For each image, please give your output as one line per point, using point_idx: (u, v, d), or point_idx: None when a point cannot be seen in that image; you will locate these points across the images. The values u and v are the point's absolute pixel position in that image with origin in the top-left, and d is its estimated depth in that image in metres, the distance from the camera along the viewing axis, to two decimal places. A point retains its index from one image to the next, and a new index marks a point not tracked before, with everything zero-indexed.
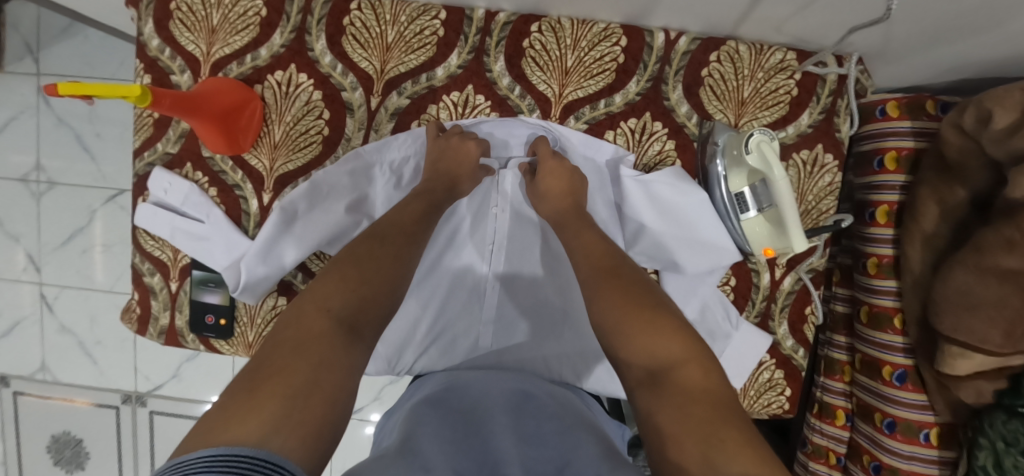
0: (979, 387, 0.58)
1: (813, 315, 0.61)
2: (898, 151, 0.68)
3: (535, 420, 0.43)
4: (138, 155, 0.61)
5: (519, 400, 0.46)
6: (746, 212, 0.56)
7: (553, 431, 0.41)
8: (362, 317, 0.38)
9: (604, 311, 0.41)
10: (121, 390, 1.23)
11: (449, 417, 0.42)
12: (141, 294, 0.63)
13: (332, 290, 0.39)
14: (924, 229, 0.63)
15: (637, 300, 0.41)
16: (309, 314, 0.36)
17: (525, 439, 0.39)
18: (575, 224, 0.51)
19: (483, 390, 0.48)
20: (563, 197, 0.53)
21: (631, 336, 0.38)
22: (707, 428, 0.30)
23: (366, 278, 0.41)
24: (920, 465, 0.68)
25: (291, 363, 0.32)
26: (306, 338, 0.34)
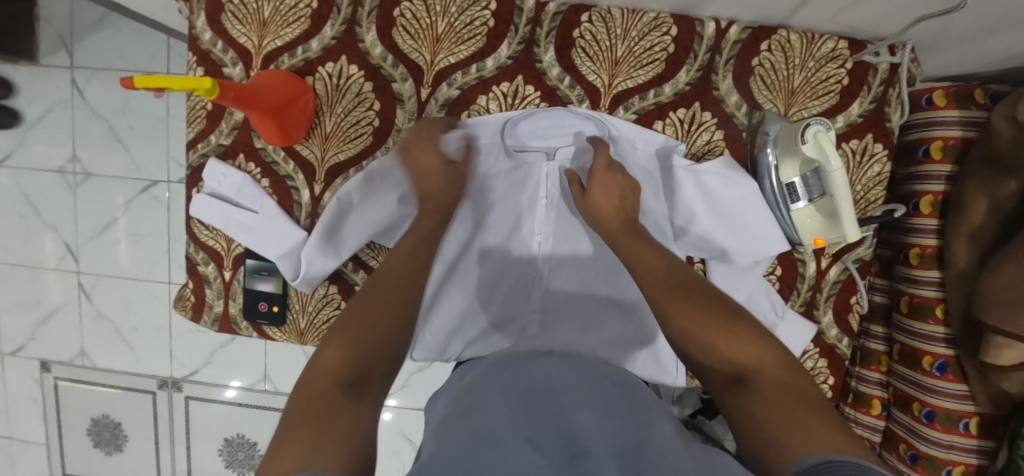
0: (1023, 379, 0.60)
1: (857, 304, 0.62)
2: (945, 141, 0.67)
3: (603, 394, 0.38)
4: (191, 147, 0.62)
5: (589, 375, 0.42)
6: (796, 202, 0.56)
7: (621, 409, 0.36)
8: (369, 372, 0.35)
9: (669, 313, 0.39)
10: (157, 375, 1.26)
11: (511, 390, 0.38)
12: (195, 282, 0.65)
13: (335, 347, 0.35)
14: (971, 222, 0.63)
15: (705, 302, 0.39)
16: (315, 379, 0.33)
17: (596, 409, 0.35)
18: (631, 241, 0.47)
19: (542, 365, 0.44)
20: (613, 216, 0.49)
21: (711, 343, 0.37)
22: (804, 429, 0.30)
23: (371, 319, 0.37)
24: (959, 454, 0.69)
25: (305, 431, 0.29)
26: (312, 404, 0.31)
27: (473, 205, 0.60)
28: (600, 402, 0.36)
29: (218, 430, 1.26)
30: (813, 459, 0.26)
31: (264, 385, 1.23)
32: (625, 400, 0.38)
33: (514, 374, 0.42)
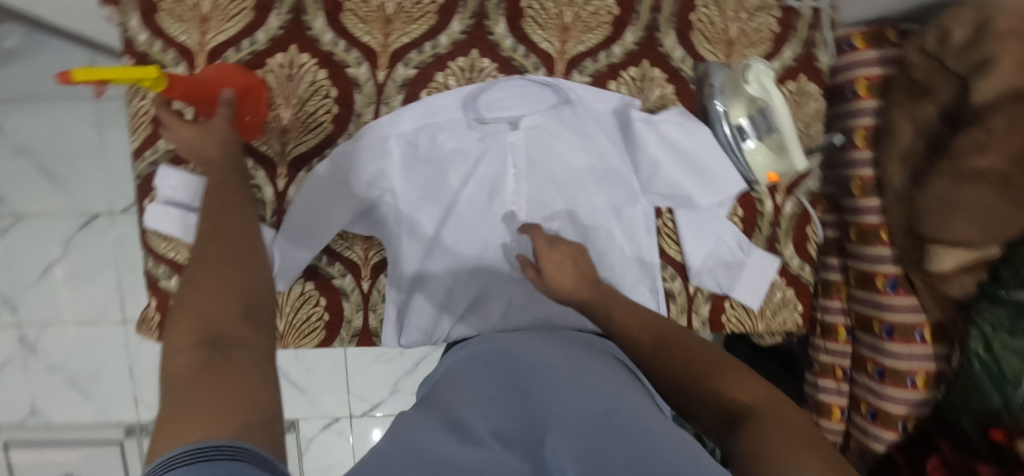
0: (962, 281, 0.69)
1: (813, 234, 0.66)
2: (869, 79, 0.74)
3: (573, 373, 0.41)
4: (137, 156, 0.58)
5: (553, 357, 0.45)
6: (747, 142, 0.59)
7: (588, 383, 0.39)
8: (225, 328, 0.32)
9: (660, 362, 0.42)
10: (122, 422, 1.19)
11: (502, 385, 0.41)
12: (158, 298, 0.61)
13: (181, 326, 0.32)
14: (901, 146, 0.70)
15: (705, 353, 0.41)
16: (176, 355, 0.30)
17: (567, 390, 0.37)
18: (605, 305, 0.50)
19: (532, 352, 0.47)
20: (576, 285, 0.51)
21: (699, 388, 0.39)
22: (783, 454, 0.30)
23: (211, 288, 0.34)
24: (919, 362, 0.75)
25: (192, 397, 0.28)
26: (186, 367, 0.29)
27: (442, 181, 0.60)
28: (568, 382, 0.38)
29: None
30: None
31: None
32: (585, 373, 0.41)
33: (500, 367, 0.45)
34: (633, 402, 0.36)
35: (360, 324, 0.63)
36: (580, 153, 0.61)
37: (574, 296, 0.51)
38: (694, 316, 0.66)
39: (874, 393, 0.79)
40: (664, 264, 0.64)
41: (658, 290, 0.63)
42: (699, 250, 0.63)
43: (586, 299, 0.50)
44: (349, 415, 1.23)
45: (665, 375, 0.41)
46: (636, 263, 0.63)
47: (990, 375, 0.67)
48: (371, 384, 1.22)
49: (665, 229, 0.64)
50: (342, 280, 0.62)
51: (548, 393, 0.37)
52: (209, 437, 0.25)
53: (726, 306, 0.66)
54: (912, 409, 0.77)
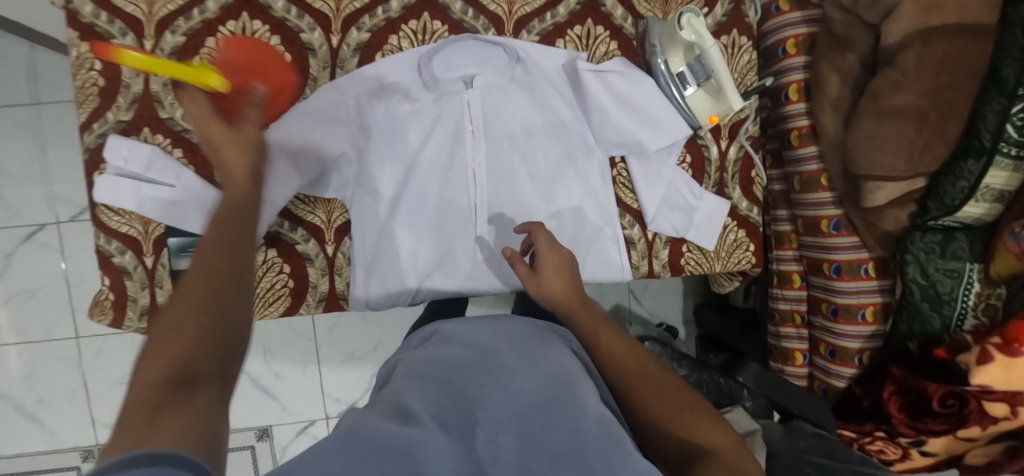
0: (896, 215, 0.74)
1: (758, 177, 0.71)
2: (796, 38, 0.79)
3: (522, 355, 0.44)
4: (85, 129, 0.57)
5: (503, 340, 0.47)
6: (688, 88, 0.63)
7: (534, 365, 0.42)
8: (200, 361, 0.28)
9: (638, 392, 0.47)
10: (79, 447, 1.13)
11: (445, 366, 0.43)
12: (111, 277, 0.59)
13: (149, 353, 0.27)
14: (831, 95, 0.75)
15: (678, 394, 0.47)
16: (137, 385, 0.26)
17: (503, 371, 0.41)
18: (593, 323, 0.53)
19: (478, 336, 0.49)
20: (566, 296, 0.55)
21: (669, 422, 0.44)
22: None
23: (189, 300, 0.29)
24: (867, 297, 0.81)
25: (146, 427, 0.24)
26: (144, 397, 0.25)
27: (401, 140, 0.61)
28: (505, 364, 0.42)
29: None
30: None
31: None
32: (527, 355, 0.44)
33: (459, 343, 0.48)
34: (574, 382, 0.39)
35: (326, 288, 0.62)
36: (533, 110, 0.64)
37: (558, 302, 0.55)
38: (655, 260, 0.69)
39: (830, 332, 0.85)
40: (623, 212, 0.67)
41: (620, 238, 0.66)
42: (656, 194, 0.66)
43: (566, 307, 0.55)
44: (325, 416, 1.21)
45: (641, 402, 0.46)
46: (597, 212, 0.66)
47: (928, 297, 0.72)
48: (346, 382, 1.20)
49: (620, 178, 0.66)
50: (305, 246, 0.61)
51: (501, 378, 0.40)
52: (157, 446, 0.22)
53: (683, 249, 0.69)
54: (866, 342, 0.83)
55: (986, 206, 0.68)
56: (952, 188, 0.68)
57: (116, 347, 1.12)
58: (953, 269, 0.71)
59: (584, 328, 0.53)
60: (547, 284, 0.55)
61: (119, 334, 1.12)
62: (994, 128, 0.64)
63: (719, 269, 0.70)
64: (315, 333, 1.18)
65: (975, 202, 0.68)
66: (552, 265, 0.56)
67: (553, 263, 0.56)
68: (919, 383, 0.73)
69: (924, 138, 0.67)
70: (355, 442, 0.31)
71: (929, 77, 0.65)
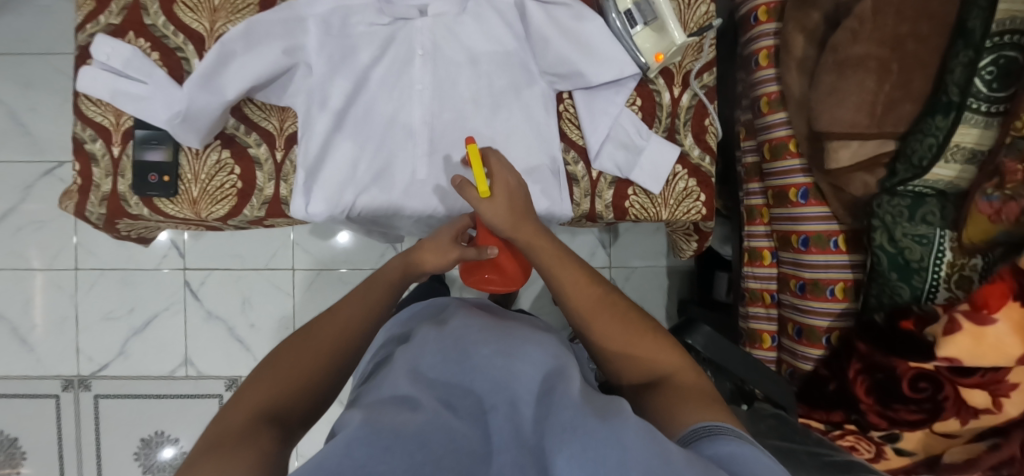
0: (864, 180, 0.70)
1: (711, 127, 0.70)
2: (768, 5, 0.80)
3: (517, 341, 0.46)
4: (80, 29, 0.64)
5: (497, 328, 0.49)
6: (635, 27, 0.64)
7: (529, 351, 0.44)
8: (285, 407, 0.41)
9: (599, 330, 0.50)
10: (61, 376, 1.20)
11: (442, 350, 0.45)
12: (81, 163, 0.64)
13: (254, 392, 0.42)
14: (796, 57, 0.75)
15: (636, 324, 0.51)
16: (234, 413, 0.40)
17: (506, 358, 0.42)
18: (547, 252, 0.54)
19: (473, 323, 0.50)
20: (511, 217, 0.54)
21: (632, 354, 0.49)
22: (685, 403, 0.42)
23: (292, 371, 0.44)
24: (837, 272, 0.77)
25: (227, 447, 0.34)
26: (230, 430, 0.37)
27: (352, 57, 0.64)
28: (501, 350, 0.43)
29: (132, 429, 1.21)
30: (700, 428, 0.37)
31: (186, 370, 1.22)
32: (519, 343, 0.45)
33: (447, 330, 0.49)
34: (568, 371, 0.42)
35: (271, 193, 0.65)
36: (484, 41, 0.66)
37: (511, 231, 0.55)
38: (597, 200, 0.68)
39: (798, 309, 0.81)
40: (567, 148, 0.68)
41: (560, 172, 0.67)
42: (600, 131, 0.66)
43: (524, 237, 0.55)
44: None
45: (609, 342, 0.50)
46: (538, 142, 0.67)
47: (895, 265, 0.68)
48: None
49: (567, 113, 0.68)
50: (257, 150, 0.65)
51: (496, 362, 0.42)
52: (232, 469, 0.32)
53: (629, 192, 0.68)
54: (835, 321, 0.78)
55: (957, 168, 0.63)
56: (920, 146, 0.64)
57: (108, 283, 1.19)
58: (922, 234, 0.66)
59: (543, 261, 0.54)
60: (493, 210, 0.54)
61: (113, 270, 1.19)
62: (961, 80, 0.61)
63: (664, 215, 0.68)
64: (294, 288, 1.21)
65: (943, 163, 0.63)
66: (503, 188, 0.55)
67: (504, 186, 0.56)
68: (886, 359, 0.68)
69: (885, 92, 0.65)
70: (371, 429, 0.31)
71: (888, 27, 0.64)
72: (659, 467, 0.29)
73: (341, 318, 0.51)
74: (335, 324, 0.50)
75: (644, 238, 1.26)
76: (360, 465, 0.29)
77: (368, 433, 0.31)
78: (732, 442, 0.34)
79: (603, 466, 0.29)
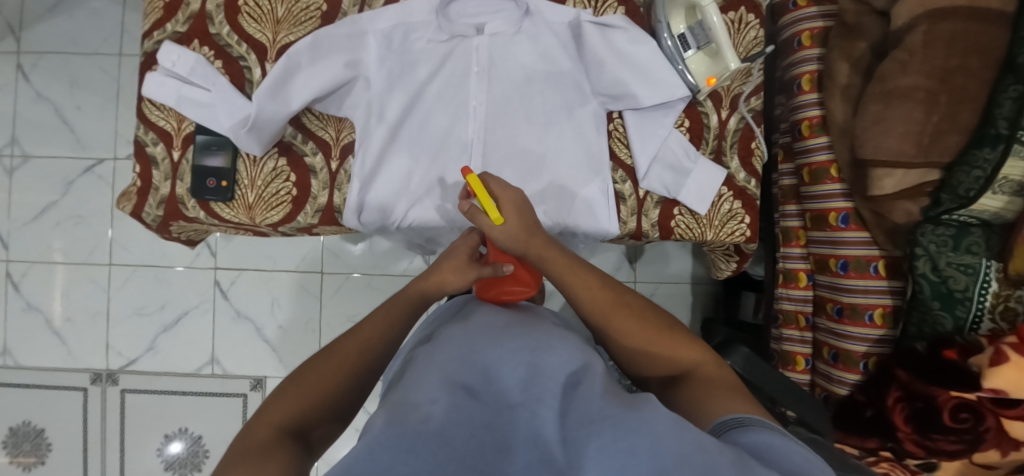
0: (907, 208, 0.71)
1: (758, 150, 0.70)
2: (811, 31, 0.81)
3: (538, 342, 0.45)
4: (147, 36, 0.66)
5: (517, 327, 0.49)
6: (688, 51, 0.65)
7: (553, 351, 0.43)
8: (310, 424, 0.42)
9: (614, 329, 0.52)
10: (90, 369, 1.22)
11: (459, 355, 0.43)
12: (141, 165, 0.66)
13: (278, 408, 0.43)
14: (840, 83, 0.76)
15: (652, 323, 0.52)
16: (259, 429, 0.40)
17: (528, 359, 0.41)
18: (559, 260, 0.55)
19: (491, 328, 0.48)
20: (523, 235, 0.55)
21: (651, 351, 0.50)
22: (715, 394, 0.43)
23: (315, 389, 0.45)
24: (876, 297, 0.77)
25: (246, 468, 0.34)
26: (251, 450, 0.37)
27: (411, 72, 0.66)
28: (519, 351, 0.43)
29: (157, 424, 1.22)
30: (729, 418, 0.38)
31: (212, 368, 1.23)
32: (537, 344, 0.44)
33: (470, 330, 0.49)
34: (595, 375, 0.41)
35: (324, 201, 0.66)
36: (537, 59, 0.68)
37: (525, 247, 0.56)
38: (643, 218, 0.69)
39: (835, 333, 0.81)
40: (615, 167, 0.69)
41: (609, 189, 0.67)
42: (649, 151, 0.67)
43: (535, 250, 0.56)
44: None
45: (627, 341, 0.51)
46: (585, 160, 0.68)
47: (939, 294, 0.68)
48: None
49: (616, 133, 0.70)
50: (312, 159, 0.66)
51: (519, 362, 0.41)
52: None
53: (674, 212, 0.69)
54: (872, 347, 0.78)
55: (1004, 199, 0.64)
56: (966, 178, 0.64)
57: (140, 279, 1.21)
58: (967, 263, 0.67)
59: (555, 268, 0.55)
60: (506, 232, 0.55)
61: (145, 267, 1.21)
62: (1011, 113, 0.61)
63: (708, 235, 0.69)
64: (321, 291, 1.23)
65: (991, 194, 0.64)
66: (512, 206, 0.56)
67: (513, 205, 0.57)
68: (926, 389, 0.67)
69: (934, 122, 0.65)
70: (396, 431, 0.30)
71: (938, 59, 0.65)
72: (694, 458, 0.28)
73: (367, 331, 0.51)
74: (355, 340, 0.50)
75: (669, 254, 1.27)
76: (388, 469, 0.27)
77: (392, 435, 0.30)
78: (760, 432, 0.34)
79: (637, 458, 0.28)
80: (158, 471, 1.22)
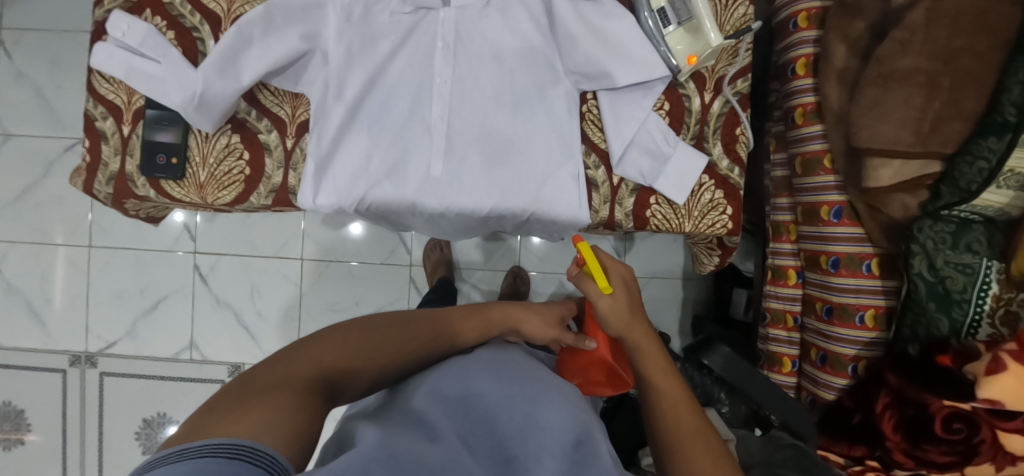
0: (903, 201, 0.66)
1: (743, 136, 0.66)
2: (809, 11, 0.76)
3: (542, 387, 0.47)
4: (98, 4, 0.63)
5: (524, 370, 0.50)
6: (669, 26, 0.60)
7: (553, 398, 0.44)
8: (343, 381, 0.41)
9: (684, 460, 0.41)
10: (70, 351, 1.21)
11: (466, 386, 0.45)
12: (91, 140, 0.63)
13: (327, 348, 0.42)
14: (836, 67, 0.71)
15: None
16: (302, 360, 0.39)
17: (533, 403, 0.43)
18: (651, 360, 0.51)
19: (503, 364, 0.50)
20: (626, 319, 0.52)
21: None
22: None
23: (363, 352, 0.44)
24: (868, 298, 0.73)
25: (278, 396, 0.33)
26: (288, 378, 0.36)
27: (372, 46, 0.61)
28: (528, 394, 0.44)
29: (134, 409, 1.21)
30: None
31: (190, 354, 1.21)
32: (541, 388, 0.46)
33: (472, 361, 0.50)
34: (591, 435, 0.42)
35: (279, 181, 0.63)
36: (507, 35, 0.63)
37: (623, 330, 0.52)
38: (617, 207, 0.65)
39: (823, 335, 0.77)
40: (588, 151, 0.65)
41: (580, 175, 0.63)
42: (623, 136, 0.63)
43: (633, 337, 0.52)
44: None
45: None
46: (556, 143, 0.64)
47: (934, 294, 0.64)
48: None
49: (589, 115, 0.65)
50: (267, 136, 0.63)
51: (526, 406, 0.43)
52: (274, 426, 0.29)
53: (651, 201, 0.65)
54: (863, 350, 0.73)
55: (1009, 195, 0.59)
56: (968, 170, 0.59)
57: (120, 262, 1.20)
58: (966, 263, 0.62)
59: (644, 360, 0.51)
60: (613, 305, 0.52)
61: (125, 249, 1.20)
62: (1020, 98, 0.55)
63: (687, 227, 0.65)
64: (301, 279, 1.20)
65: (995, 189, 0.58)
66: (619, 281, 0.55)
67: (619, 278, 0.55)
68: (918, 395, 0.62)
69: (934, 108, 0.60)
70: (389, 452, 0.31)
71: (941, 39, 0.59)
72: None
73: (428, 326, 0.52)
74: (419, 332, 0.50)
75: (661, 250, 1.22)
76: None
77: (392, 455, 0.31)
78: None
79: None
80: (135, 455, 1.21)
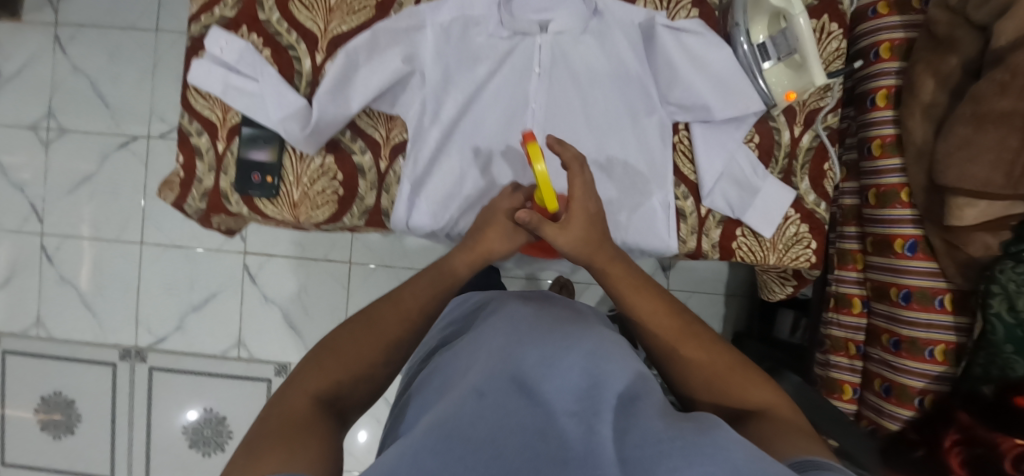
0: (985, 241, 0.66)
1: (831, 171, 0.65)
2: (892, 42, 0.76)
3: (596, 337, 0.38)
4: (194, 20, 0.63)
5: (564, 323, 0.40)
6: (767, 62, 0.60)
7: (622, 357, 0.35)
8: (343, 395, 0.39)
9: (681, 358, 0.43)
10: (120, 345, 1.23)
11: (512, 335, 0.36)
12: (185, 156, 0.64)
13: (310, 376, 0.39)
14: (923, 101, 0.70)
15: (724, 353, 0.43)
16: (292, 395, 0.37)
17: (587, 356, 0.34)
18: (617, 273, 0.49)
19: (538, 314, 0.41)
20: (588, 241, 0.49)
21: (726, 386, 0.40)
22: (788, 437, 0.33)
23: (348, 358, 0.41)
24: (939, 333, 0.73)
25: (278, 442, 0.31)
26: (287, 419, 0.34)
27: (469, 68, 0.62)
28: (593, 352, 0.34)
29: (182, 403, 1.23)
30: (799, 457, 0.30)
31: (239, 352, 1.23)
32: (604, 343, 0.36)
33: (514, 314, 0.41)
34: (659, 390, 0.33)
35: (372, 202, 0.64)
36: (601, 58, 0.63)
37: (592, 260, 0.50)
38: (704, 238, 0.66)
39: (890, 366, 0.77)
40: (678, 182, 0.66)
41: (670, 205, 0.64)
42: (715, 168, 0.63)
43: (600, 261, 0.50)
44: None
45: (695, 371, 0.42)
46: (646, 172, 0.64)
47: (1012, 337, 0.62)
48: None
49: (680, 145, 0.66)
50: (360, 157, 0.63)
51: (573, 358, 0.34)
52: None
53: (737, 233, 0.65)
54: (930, 384, 0.74)
55: None
56: None
57: (171, 259, 1.21)
58: None
59: (613, 282, 0.49)
60: (569, 240, 0.49)
61: (176, 247, 1.21)
62: None
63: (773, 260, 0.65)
64: (349, 281, 1.21)
65: None
66: (581, 211, 0.50)
67: (583, 213, 0.50)
68: (989, 434, 0.62)
69: None
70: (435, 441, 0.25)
71: None
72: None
73: (410, 298, 0.46)
74: (392, 313, 0.45)
75: (708, 265, 1.23)
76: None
77: (438, 444, 0.24)
78: None
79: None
80: (183, 448, 1.24)
